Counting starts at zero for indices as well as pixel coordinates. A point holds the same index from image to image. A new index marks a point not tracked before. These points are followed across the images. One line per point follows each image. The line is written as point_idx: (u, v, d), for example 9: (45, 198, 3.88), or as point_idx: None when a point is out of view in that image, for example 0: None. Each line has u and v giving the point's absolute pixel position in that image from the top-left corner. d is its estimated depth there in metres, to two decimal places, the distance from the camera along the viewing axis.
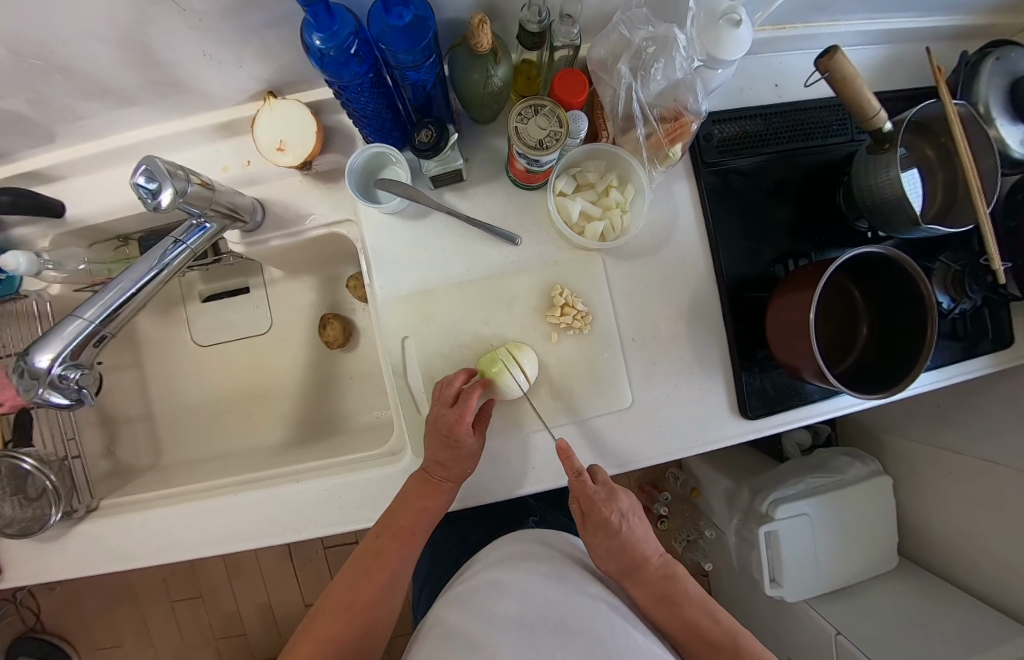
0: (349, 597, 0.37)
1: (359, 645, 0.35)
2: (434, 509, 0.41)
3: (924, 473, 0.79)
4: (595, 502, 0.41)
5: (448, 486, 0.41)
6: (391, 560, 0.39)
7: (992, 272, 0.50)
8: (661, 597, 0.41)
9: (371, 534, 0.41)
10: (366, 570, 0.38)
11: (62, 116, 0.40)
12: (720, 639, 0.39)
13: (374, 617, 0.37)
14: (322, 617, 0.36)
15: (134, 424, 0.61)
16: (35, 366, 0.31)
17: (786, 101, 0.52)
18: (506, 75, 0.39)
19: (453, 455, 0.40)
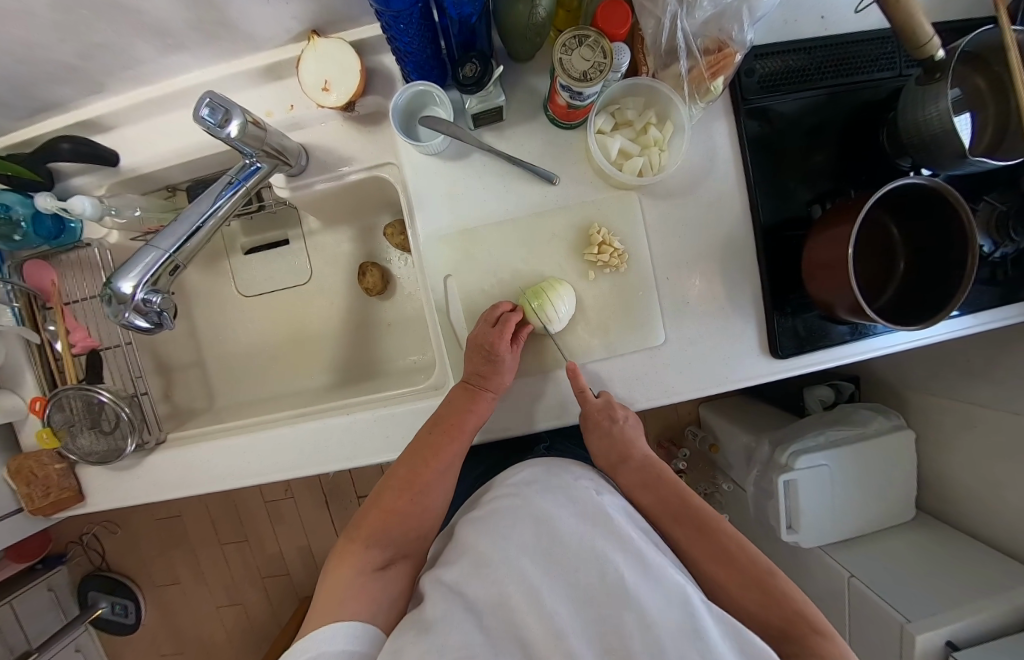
0: (410, 479, 0.40)
1: (416, 523, 0.39)
2: (480, 411, 0.44)
3: (948, 428, 0.80)
4: (592, 409, 0.46)
5: (488, 396, 0.44)
6: (444, 454, 0.42)
7: None
8: (642, 482, 0.43)
9: (424, 429, 0.44)
10: (421, 460, 0.41)
11: (118, 60, 0.42)
12: (690, 515, 0.39)
13: (428, 502, 0.40)
14: (389, 492, 0.39)
15: (187, 371, 0.66)
16: (121, 291, 0.33)
17: (832, 33, 0.51)
18: (550, 6, 0.38)
19: (490, 365, 0.43)
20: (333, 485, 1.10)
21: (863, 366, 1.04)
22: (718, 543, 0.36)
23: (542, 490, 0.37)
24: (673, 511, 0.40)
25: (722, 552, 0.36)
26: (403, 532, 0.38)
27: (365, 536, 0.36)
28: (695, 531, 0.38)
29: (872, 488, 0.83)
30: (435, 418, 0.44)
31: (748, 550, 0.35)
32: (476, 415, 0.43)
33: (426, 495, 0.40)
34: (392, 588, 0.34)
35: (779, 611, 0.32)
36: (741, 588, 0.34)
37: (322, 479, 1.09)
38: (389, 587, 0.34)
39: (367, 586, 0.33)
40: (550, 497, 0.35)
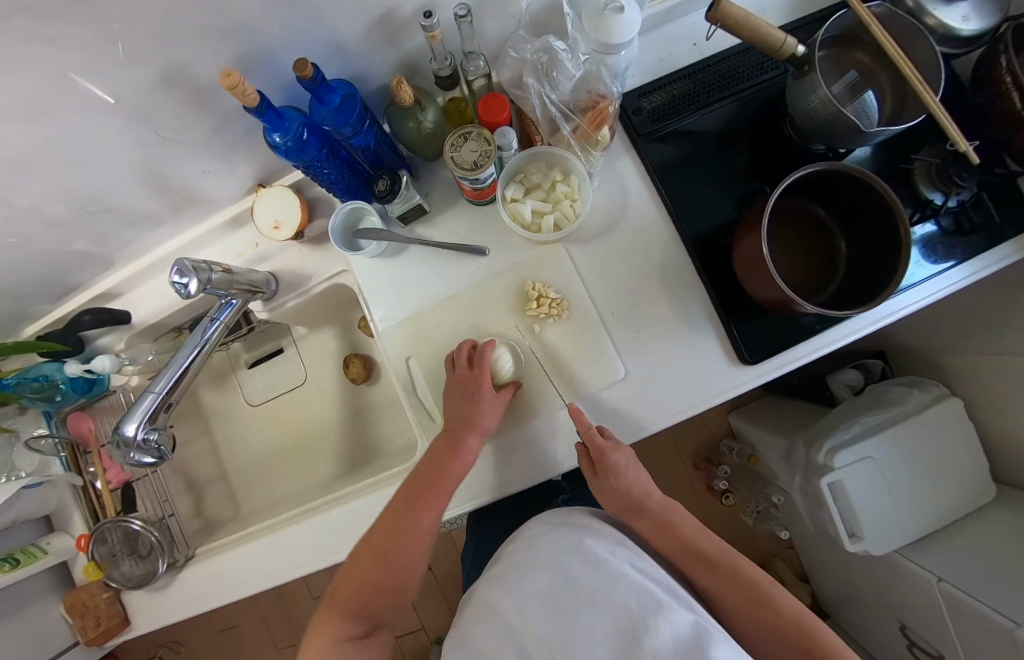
0: (382, 549, 0.40)
1: (391, 592, 0.39)
2: (458, 465, 0.44)
3: (995, 386, 0.71)
4: (604, 452, 0.43)
5: (471, 436, 0.45)
6: (419, 522, 0.42)
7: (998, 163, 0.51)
8: (657, 522, 0.41)
9: (400, 493, 0.44)
10: (398, 519, 0.42)
11: (117, 241, 0.52)
12: (713, 554, 0.38)
13: (406, 565, 0.40)
14: (362, 562, 0.40)
15: (214, 485, 0.71)
16: (125, 435, 0.40)
17: (707, 56, 0.55)
18: (435, 116, 0.45)
19: (475, 406, 0.46)
20: None
21: (887, 339, 0.97)
22: (750, 585, 0.35)
23: (547, 530, 0.37)
24: (697, 555, 0.38)
25: (752, 597, 0.35)
26: (379, 604, 0.38)
27: (343, 605, 0.37)
28: (725, 578, 0.36)
29: (935, 475, 0.74)
30: (412, 478, 0.45)
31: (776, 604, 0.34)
32: (460, 459, 0.44)
33: (399, 564, 0.40)
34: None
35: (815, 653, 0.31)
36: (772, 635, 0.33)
37: None
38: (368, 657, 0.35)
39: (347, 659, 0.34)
40: (556, 537, 0.36)
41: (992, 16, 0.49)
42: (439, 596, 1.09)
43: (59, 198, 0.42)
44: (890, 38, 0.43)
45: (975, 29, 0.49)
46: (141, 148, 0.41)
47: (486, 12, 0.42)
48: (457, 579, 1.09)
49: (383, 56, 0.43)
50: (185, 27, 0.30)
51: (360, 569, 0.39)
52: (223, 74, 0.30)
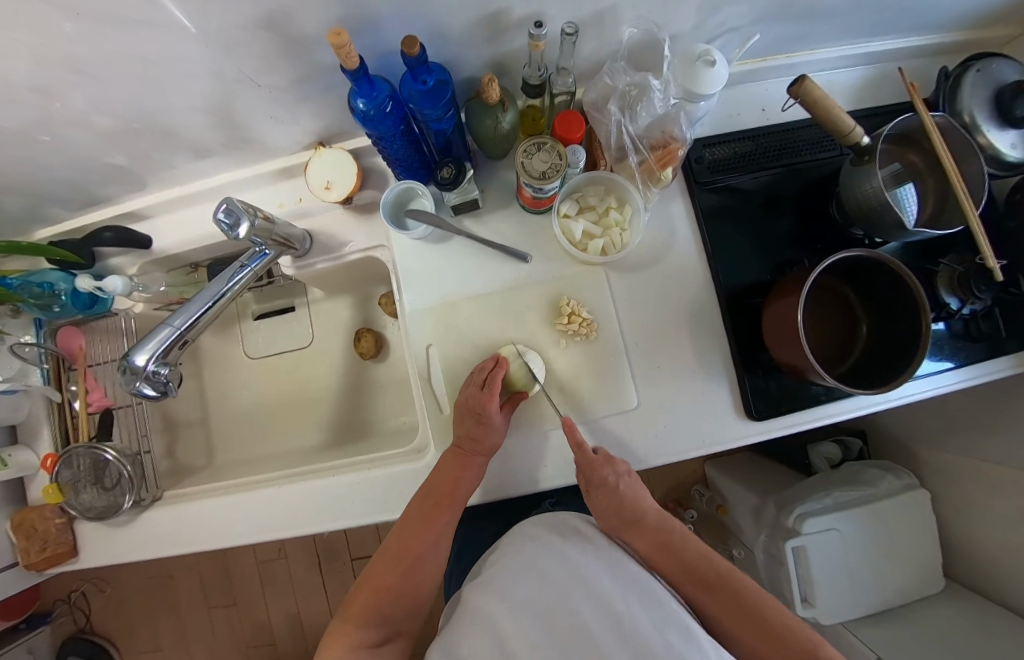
0: (402, 554, 0.40)
1: (408, 600, 0.39)
2: (470, 476, 0.45)
3: (965, 487, 0.75)
4: (594, 465, 0.44)
5: (478, 458, 0.45)
6: (435, 526, 0.42)
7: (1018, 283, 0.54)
8: (659, 544, 0.40)
9: (416, 500, 0.44)
10: (414, 532, 0.41)
11: (161, 164, 0.51)
12: (716, 578, 0.37)
13: (423, 576, 0.40)
14: (380, 568, 0.40)
15: (192, 429, 0.69)
16: (134, 364, 0.38)
17: (773, 122, 0.57)
18: (513, 120, 0.46)
19: (484, 428, 0.45)
20: (326, 546, 1.08)
21: (870, 421, 1.01)
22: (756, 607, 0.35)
23: (544, 529, 0.40)
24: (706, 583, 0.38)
25: (760, 624, 0.34)
26: (395, 610, 0.38)
27: (359, 616, 0.37)
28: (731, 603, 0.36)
29: (891, 559, 0.77)
30: (426, 489, 0.45)
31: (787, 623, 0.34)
32: (467, 476, 0.45)
33: (416, 568, 0.40)
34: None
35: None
36: None
37: (315, 539, 1.08)
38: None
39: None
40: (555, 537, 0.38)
41: None
42: None
43: (121, 110, 0.41)
44: (946, 147, 0.47)
45: (1020, 157, 0.52)
46: (219, 81, 0.40)
47: (587, 33, 0.44)
48: None
49: (478, 51, 0.43)
50: None
51: (377, 577, 0.39)
52: (333, 31, 0.30)
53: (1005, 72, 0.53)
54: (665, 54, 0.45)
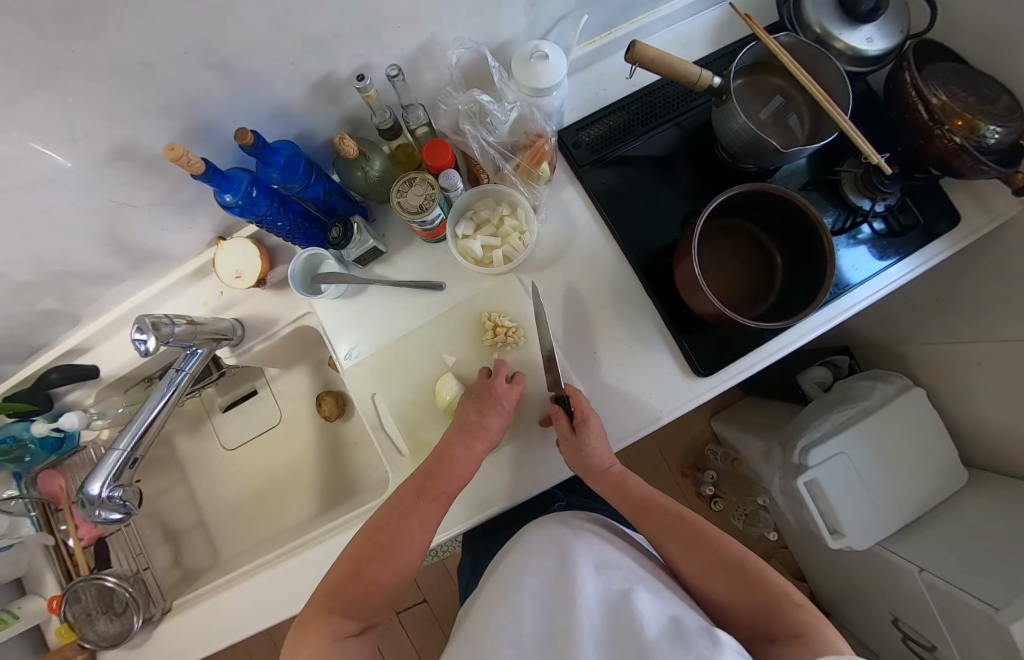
0: (387, 549, 0.38)
1: (387, 593, 0.37)
2: (465, 475, 0.43)
3: (953, 373, 0.74)
4: (586, 412, 0.45)
5: (480, 446, 0.44)
6: (425, 524, 0.40)
7: (921, 168, 0.55)
8: (616, 484, 0.46)
9: (407, 487, 0.42)
10: (403, 518, 0.40)
11: (82, 297, 0.54)
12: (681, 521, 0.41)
13: (405, 571, 0.39)
14: (363, 561, 0.38)
15: (192, 533, 0.71)
16: (89, 494, 0.41)
17: (640, 87, 0.58)
18: (382, 165, 0.48)
19: (487, 423, 0.44)
20: None
21: (853, 334, 1.00)
22: (741, 572, 0.36)
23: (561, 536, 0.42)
24: (694, 547, 0.39)
25: (749, 584, 0.35)
26: (376, 603, 0.37)
27: (342, 602, 0.35)
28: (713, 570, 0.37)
29: (905, 466, 0.75)
30: (419, 478, 0.43)
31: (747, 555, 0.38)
32: (466, 462, 0.43)
33: (399, 564, 0.38)
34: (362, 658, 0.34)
35: (784, 629, 0.32)
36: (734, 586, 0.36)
37: None
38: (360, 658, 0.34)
39: (343, 658, 0.33)
40: (569, 539, 0.41)
41: (894, 36, 0.53)
42: (437, 627, 1.07)
43: (18, 262, 0.44)
44: (796, 64, 0.48)
45: (879, 50, 0.53)
46: (97, 210, 0.43)
47: (420, 67, 0.46)
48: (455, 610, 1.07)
49: (327, 113, 0.46)
50: (130, 102, 0.34)
51: (361, 568, 0.37)
52: (167, 148, 0.33)
53: None
54: (493, 63, 0.47)
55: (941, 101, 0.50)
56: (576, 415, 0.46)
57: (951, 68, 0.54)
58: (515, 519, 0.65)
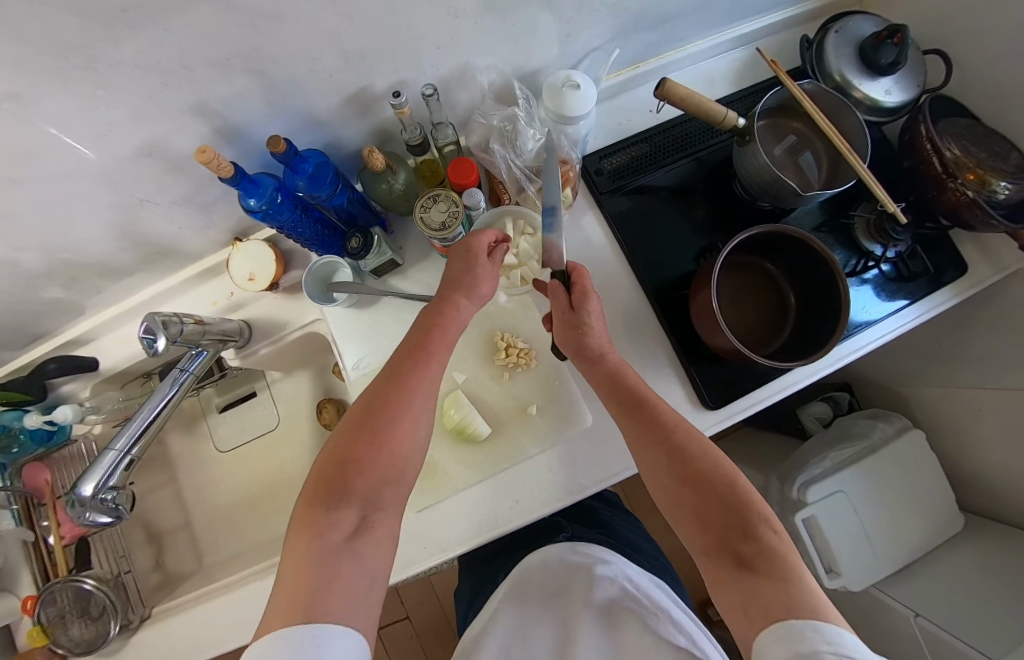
0: (373, 419, 0.34)
1: (384, 476, 0.32)
2: (450, 324, 0.41)
3: (953, 418, 0.74)
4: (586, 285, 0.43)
5: (461, 298, 0.43)
6: (410, 378, 0.37)
7: (931, 219, 0.56)
8: (609, 378, 0.42)
9: (388, 364, 0.39)
10: (389, 390, 0.36)
11: (90, 289, 0.53)
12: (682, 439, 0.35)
13: (401, 450, 0.34)
14: (344, 439, 0.33)
15: (177, 535, 0.69)
16: (81, 495, 0.40)
17: (663, 120, 0.59)
18: (407, 179, 0.49)
19: (475, 272, 0.43)
20: None
21: (853, 372, 1.01)
22: (724, 489, 0.31)
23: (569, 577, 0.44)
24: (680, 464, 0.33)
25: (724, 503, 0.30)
26: (371, 479, 0.31)
27: (330, 488, 0.30)
28: (688, 479, 0.32)
29: (903, 509, 0.75)
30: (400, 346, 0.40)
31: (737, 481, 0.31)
32: (449, 316, 0.41)
33: (390, 441, 0.33)
34: (368, 546, 0.29)
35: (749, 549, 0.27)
36: (703, 505, 0.31)
37: None
38: (360, 558, 0.28)
39: (342, 550, 0.27)
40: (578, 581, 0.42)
41: (910, 90, 0.55)
42: (419, 646, 1.04)
43: (30, 250, 0.43)
44: (818, 112, 0.49)
45: (897, 102, 0.54)
46: (116, 204, 0.42)
47: (452, 87, 0.47)
48: (438, 628, 1.05)
49: (357, 125, 0.46)
50: (163, 103, 0.34)
51: (343, 446, 0.33)
52: (198, 149, 0.32)
53: (861, 28, 0.56)
54: (525, 88, 0.48)
55: (955, 155, 0.51)
56: (574, 289, 0.43)
57: (963, 125, 0.56)
58: (512, 543, 0.64)
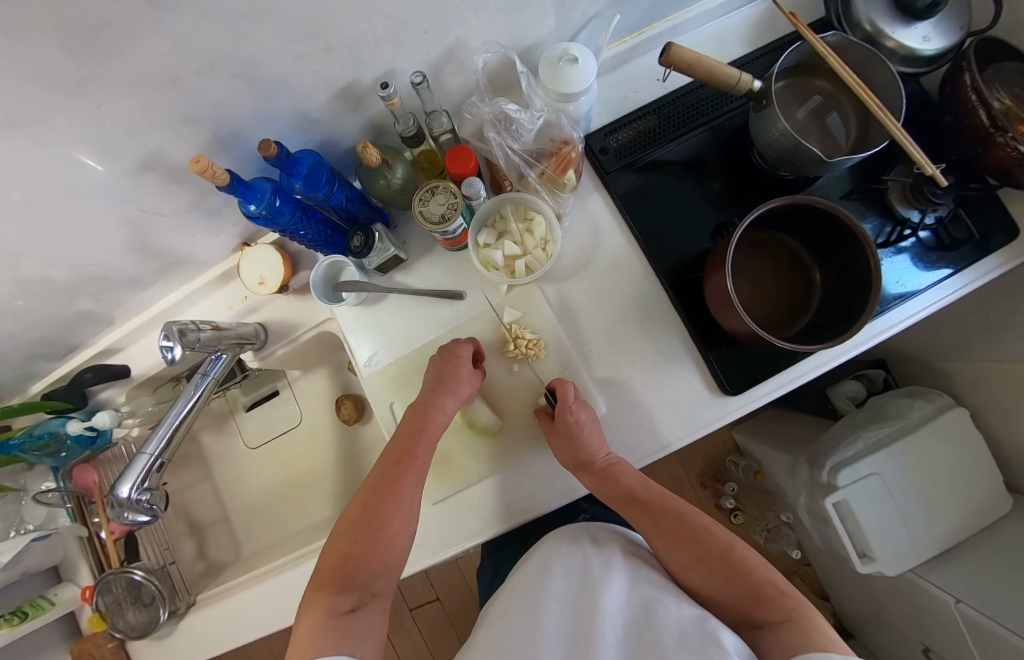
0: (366, 519, 0.38)
1: (378, 568, 0.37)
2: (434, 428, 0.44)
3: (1002, 394, 0.69)
4: (568, 402, 0.45)
5: (448, 401, 0.45)
6: (400, 483, 0.41)
7: (978, 179, 0.50)
8: (604, 481, 0.43)
9: (377, 465, 0.43)
10: (388, 488, 0.40)
11: (115, 300, 0.55)
12: (689, 532, 0.38)
13: (394, 541, 0.38)
14: (342, 535, 0.38)
15: (215, 528, 0.73)
16: (119, 495, 0.43)
17: (672, 88, 0.56)
18: (405, 173, 0.48)
19: (456, 373, 0.47)
20: None
21: (890, 347, 0.95)
22: (730, 567, 0.34)
23: (577, 543, 0.43)
24: (693, 552, 0.37)
25: (744, 593, 0.33)
26: (366, 573, 0.36)
27: (333, 581, 0.35)
28: (708, 562, 0.35)
29: (945, 490, 0.71)
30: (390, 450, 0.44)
31: (752, 563, 0.34)
32: (435, 418, 0.45)
33: (382, 535, 0.38)
34: (365, 630, 0.34)
35: (768, 620, 0.31)
36: (722, 588, 0.34)
37: None
38: (359, 633, 0.33)
39: (338, 635, 0.32)
40: (591, 550, 0.42)
41: (953, 34, 0.49)
42: (449, 626, 1.08)
43: (54, 267, 0.45)
44: (844, 66, 0.44)
45: (937, 48, 0.49)
46: (127, 217, 0.44)
47: (445, 73, 0.45)
48: (467, 609, 1.08)
49: (350, 120, 0.45)
50: (158, 115, 0.34)
51: (349, 537, 0.37)
52: (193, 160, 0.33)
53: None
54: (520, 68, 0.45)
55: (1003, 106, 0.46)
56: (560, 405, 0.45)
57: (1017, 68, 0.50)
58: (531, 531, 0.64)
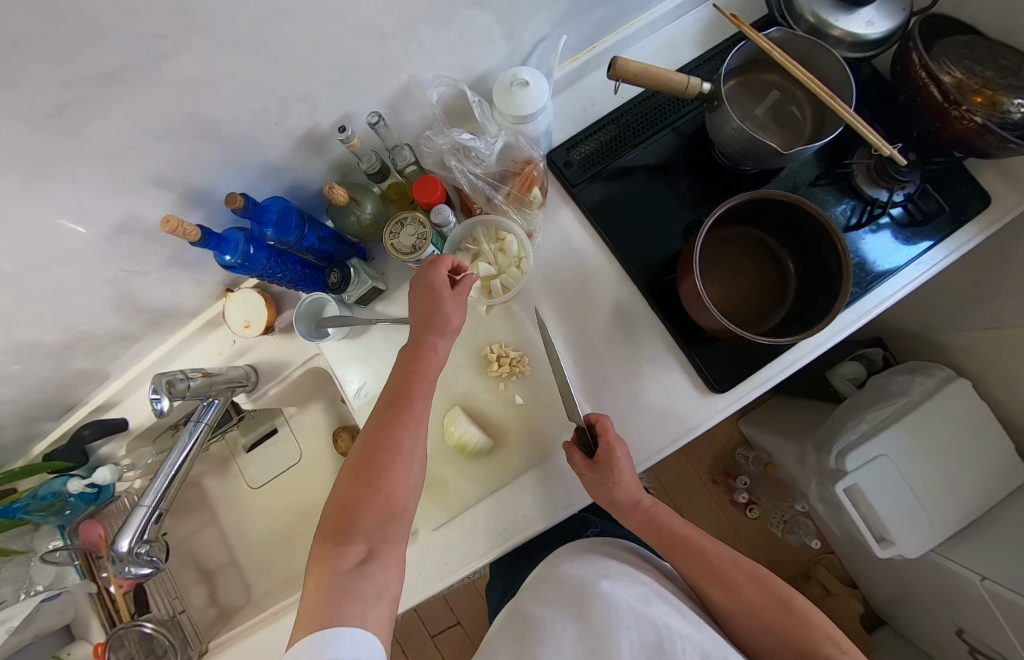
0: (365, 464, 0.35)
1: (384, 513, 0.33)
2: (430, 365, 0.40)
3: (999, 362, 0.68)
4: (612, 444, 0.42)
5: (437, 337, 0.41)
6: (402, 419, 0.37)
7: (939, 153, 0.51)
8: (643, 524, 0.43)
9: (377, 411, 0.39)
10: (385, 429, 0.36)
11: (108, 356, 0.57)
12: (738, 579, 0.37)
13: (396, 485, 0.34)
14: (344, 483, 0.34)
15: (225, 571, 0.73)
16: (120, 551, 0.43)
17: (628, 97, 0.57)
18: (374, 207, 0.49)
19: (446, 306, 0.41)
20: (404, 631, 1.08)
21: (884, 323, 0.94)
22: (787, 619, 0.35)
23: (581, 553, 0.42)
24: (743, 601, 0.36)
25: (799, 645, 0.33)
26: (371, 516, 0.32)
27: (337, 532, 0.32)
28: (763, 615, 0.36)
29: (956, 465, 0.69)
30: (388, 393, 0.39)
31: (813, 618, 0.34)
32: (431, 358, 0.40)
33: (386, 479, 0.34)
34: (379, 576, 0.30)
35: None
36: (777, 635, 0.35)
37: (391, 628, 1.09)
38: (374, 584, 0.30)
39: (349, 588, 0.29)
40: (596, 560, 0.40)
41: (895, 17, 0.50)
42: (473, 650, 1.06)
43: (45, 332, 0.47)
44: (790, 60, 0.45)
45: (881, 32, 0.50)
46: (110, 278, 0.45)
47: (403, 108, 0.47)
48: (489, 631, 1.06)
49: (317, 163, 0.47)
50: (128, 181, 0.35)
51: (346, 487, 0.34)
52: (163, 220, 0.34)
53: None
54: (473, 96, 0.47)
55: (953, 80, 0.47)
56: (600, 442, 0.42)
57: (964, 43, 0.50)
58: (538, 547, 0.64)
